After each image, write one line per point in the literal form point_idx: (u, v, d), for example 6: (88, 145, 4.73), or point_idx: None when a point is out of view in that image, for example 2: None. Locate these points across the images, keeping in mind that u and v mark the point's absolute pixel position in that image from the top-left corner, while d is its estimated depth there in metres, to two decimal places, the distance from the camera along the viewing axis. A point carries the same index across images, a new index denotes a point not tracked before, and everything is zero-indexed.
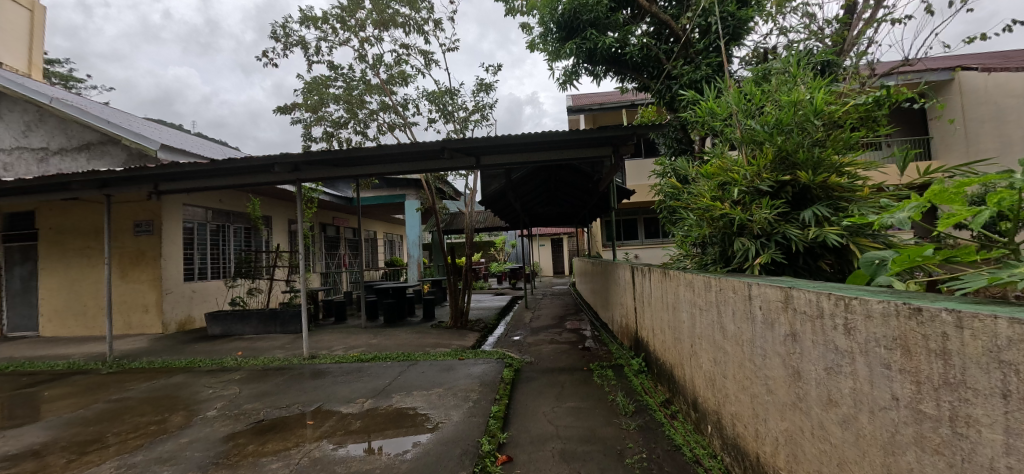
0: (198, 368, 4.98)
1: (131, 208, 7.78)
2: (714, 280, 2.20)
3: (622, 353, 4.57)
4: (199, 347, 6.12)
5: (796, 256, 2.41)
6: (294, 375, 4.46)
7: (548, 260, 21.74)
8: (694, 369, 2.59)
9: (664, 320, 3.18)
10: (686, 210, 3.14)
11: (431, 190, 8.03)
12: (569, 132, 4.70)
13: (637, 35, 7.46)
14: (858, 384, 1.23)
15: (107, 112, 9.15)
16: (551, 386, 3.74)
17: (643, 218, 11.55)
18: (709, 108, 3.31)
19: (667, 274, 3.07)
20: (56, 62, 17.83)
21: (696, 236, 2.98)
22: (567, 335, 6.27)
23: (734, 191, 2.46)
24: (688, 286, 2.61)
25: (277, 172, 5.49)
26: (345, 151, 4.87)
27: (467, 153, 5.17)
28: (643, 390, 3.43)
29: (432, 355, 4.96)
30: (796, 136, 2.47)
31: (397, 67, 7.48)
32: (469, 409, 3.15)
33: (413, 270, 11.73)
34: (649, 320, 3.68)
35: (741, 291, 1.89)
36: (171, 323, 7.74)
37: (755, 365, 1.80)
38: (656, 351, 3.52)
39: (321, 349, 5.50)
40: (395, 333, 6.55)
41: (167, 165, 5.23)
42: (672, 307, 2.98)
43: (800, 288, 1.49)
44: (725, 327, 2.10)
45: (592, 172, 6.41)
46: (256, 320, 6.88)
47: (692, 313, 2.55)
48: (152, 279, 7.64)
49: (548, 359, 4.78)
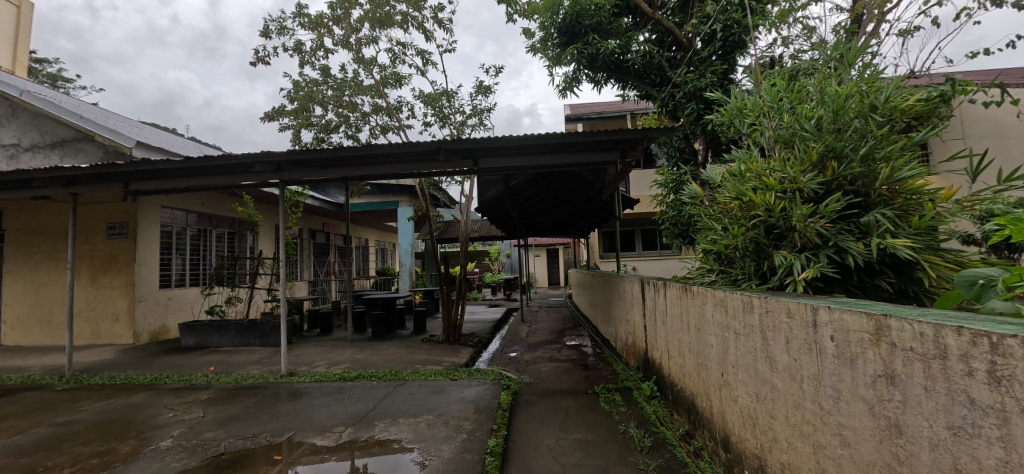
0: (162, 386, 4.52)
1: (105, 210, 7.31)
2: (758, 299, 1.86)
3: (630, 376, 4.18)
4: (168, 361, 5.65)
5: (848, 272, 2.12)
6: (268, 396, 4.02)
7: (543, 271, 21.38)
8: (725, 401, 2.24)
9: (684, 341, 2.84)
10: (712, 219, 2.86)
11: (425, 197, 7.64)
12: (571, 134, 4.36)
13: (640, 42, 7.22)
14: (1016, 457, 0.87)
15: (87, 109, 8.72)
16: (553, 414, 3.35)
17: (640, 230, 11.29)
18: (735, 108, 3.09)
19: (687, 289, 2.76)
20: (46, 61, 17.33)
21: (722, 246, 2.69)
22: (567, 351, 5.89)
23: (778, 195, 2.19)
24: (717, 304, 2.27)
25: (258, 172, 5.09)
26: (332, 150, 4.50)
27: (463, 156, 4.83)
28: (657, 420, 3.05)
29: (422, 374, 4.55)
30: (848, 134, 2.25)
31: (391, 68, 7.17)
32: (462, 442, 2.75)
33: (405, 280, 11.32)
34: (663, 341, 3.33)
35: (804, 315, 1.53)
36: (143, 333, 7.24)
37: (824, 411, 1.44)
38: (671, 376, 3.16)
39: (301, 365, 5.05)
40: (382, 347, 6.12)
41: (138, 162, 4.83)
42: (695, 328, 2.64)
43: (900, 316, 1.14)
44: (774, 357, 1.73)
45: (595, 180, 6.13)
46: (234, 331, 6.42)
47: (723, 337, 2.21)
48: (124, 286, 7.16)
49: (549, 380, 4.40)
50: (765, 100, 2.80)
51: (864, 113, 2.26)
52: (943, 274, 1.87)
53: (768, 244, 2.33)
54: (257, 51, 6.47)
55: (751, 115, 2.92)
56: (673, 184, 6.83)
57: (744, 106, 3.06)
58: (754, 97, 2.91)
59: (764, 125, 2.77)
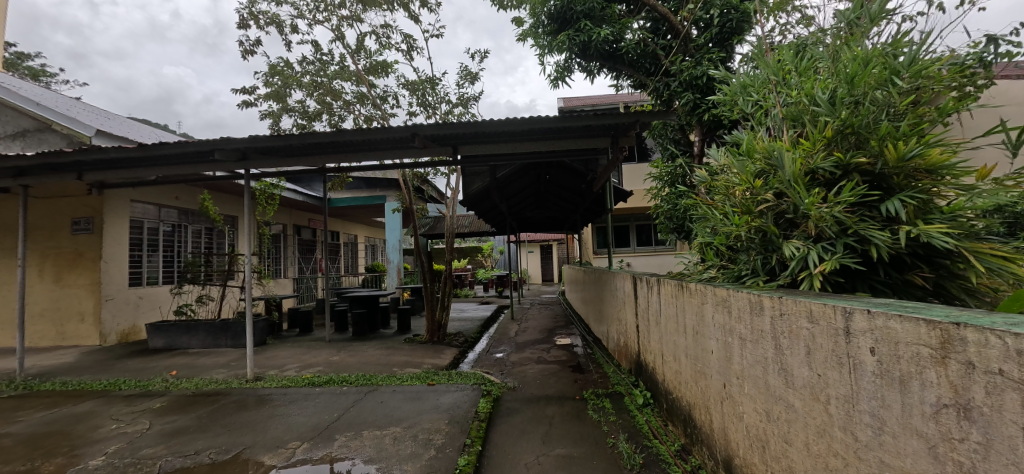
0: (117, 393, 4.16)
1: (69, 203, 6.89)
2: (769, 299, 1.54)
3: (621, 379, 3.88)
4: (131, 365, 5.28)
5: (873, 266, 1.80)
6: (227, 404, 3.68)
7: (536, 268, 21.07)
8: (728, 417, 1.93)
9: (680, 345, 2.52)
10: (712, 208, 2.54)
11: (409, 190, 7.23)
12: (561, 117, 4.00)
13: (635, 30, 6.88)
14: None
15: (54, 99, 8.27)
16: (536, 424, 3.03)
17: (635, 225, 11.00)
18: (739, 85, 2.77)
19: (684, 287, 2.44)
20: (27, 55, 16.63)
21: (723, 238, 2.37)
22: (556, 352, 5.58)
23: (788, 176, 1.89)
24: (719, 305, 1.96)
25: (219, 161, 4.68)
26: (298, 136, 4.12)
27: (442, 142, 4.47)
28: (650, 432, 2.74)
29: (398, 377, 4.23)
30: (866, 107, 1.96)
31: (376, 55, 6.74)
32: (429, 460, 2.43)
33: (393, 277, 10.98)
34: (656, 342, 3.03)
35: (834, 323, 1.22)
36: (110, 333, 6.85)
37: (861, 444, 1.14)
38: (665, 382, 2.86)
39: (270, 369, 4.70)
40: (362, 348, 5.79)
41: (88, 149, 4.43)
42: (693, 331, 2.32)
43: (988, 324, 0.84)
44: (791, 371, 1.43)
45: (586, 171, 5.81)
46: (204, 332, 6.07)
47: (725, 343, 1.90)
48: (90, 284, 6.75)
49: (534, 384, 4.08)
50: (771, 72, 2.50)
51: (886, 82, 1.97)
52: (990, 266, 1.56)
53: (775, 234, 2.02)
54: (242, 42, 5.92)
55: (757, 92, 2.61)
56: (668, 177, 6.48)
57: (748, 84, 2.75)
58: (760, 72, 2.60)
59: (770, 102, 2.47)
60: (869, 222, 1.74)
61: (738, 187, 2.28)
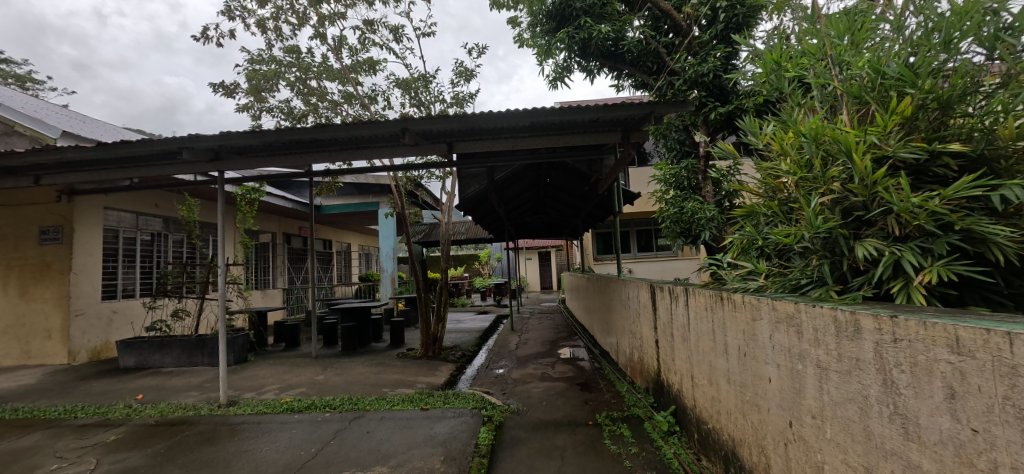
0: (70, 422, 3.70)
1: (36, 211, 6.42)
2: (872, 319, 1.16)
3: (638, 400, 3.48)
4: (95, 387, 4.81)
5: (986, 270, 1.45)
6: (192, 436, 3.24)
7: (536, 275, 20.69)
8: (796, 466, 1.52)
9: (719, 367, 2.13)
10: (753, 203, 2.15)
11: (401, 195, 6.77)
12: (567, 109, 3.62)
13: (636, 27, 6.54)
14: None
15: (21, 102, 7.77)
16: (546, 459, 2.61)
17: (635, 231, 10.67)
18: (774, 59, 2.40)
19: (724, 299, 2.04)
20: (11, 61, 16.01)
21: (772, 239, 1.97)
22: (561, 367, 5.16)
23: (875, 163, 1.50)
24: (784, 323, 1.56)
25: (188, 161, 4.24)
26: (274, 132, 3.73)
27: (434, 137, 4.04)
28: (683, 469, 2.33)
29: (388, 400, 3.79)
30: (956, 76, 1.61)
31: (363, 52, 6.36)
32: None
33: (387, 287, 10.55)
34: (684, 361, 2.63)
35: (1008, 359, 0.82)
36: (80, 351, 6.36)
37: None
38: (697, 408, 2.46)
39: (245, 392, 4.25)
40: (350, 365, 5.35)
41: (42, 149, 4.00)
42: (738, 352, 1.92)
43: None
44: (917, 420, 1.03)
45: (590, 171, 5.44)
46: (179, 349, 5.61)
47: (793, 371, 1.51)
48: (57, 298, 6.27)
49: (541, 405, 3.66)
50: (821, 40, 2.15)
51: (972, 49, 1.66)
52: None
53: (848, 233, 1.63)
54: (206, 29, 5.44)
55: (803, 64, 2.24)
56: (673, 180, 6.05)
57: (785, 58, 2.40)
58: (808, 41, 2.23)
59: (824, 77, 2.09)
60: (982, 219, 1.38)
61: (792, 177, 1.90)
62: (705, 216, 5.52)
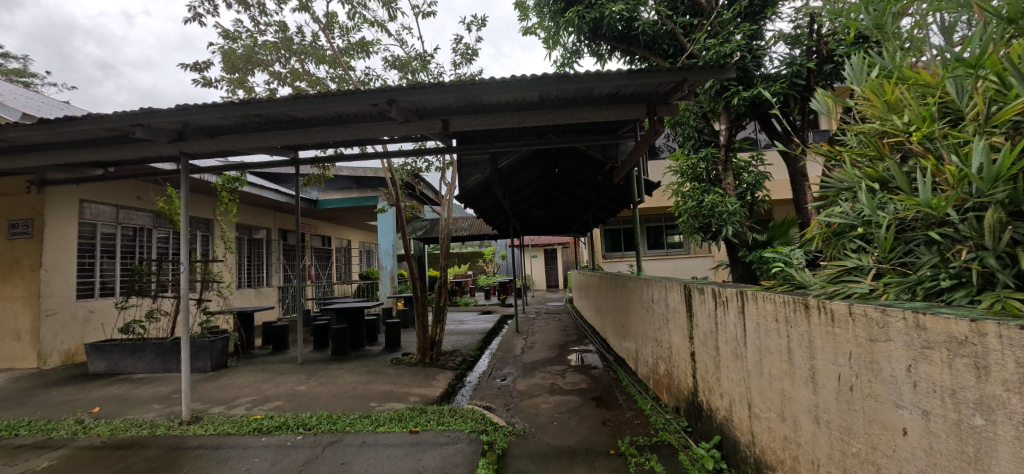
0: (8, 442, 3.20)
1: (4, 203, 5.94)
2: None
3: (669, 422, 2.91)
4: (52, 397, 4.31)
5: None
6: (137, 463, 2.72)
7: (541, 273, 20.24)
8: None
9: (801, 400, 1.56)
10: (849, 177, 1.60)
11: (396, 188, 6.14)
12: (582, 78, 3.03)
13: (652, 6, 5.91)
14: None
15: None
16: None
17: (645, 227, 10.05)
18: None
19: (811, 306, 1.48)
20: (8, 55, 15.57)
21: (881, 222, 1.42)
22: (572, 376, 4.61)
23: None
24: (946, 354, 1.00)
25: (147, 141, 3.71)
26: (238, 103, 3.18)
27: (421, 110, 3.47)
28: None
29: (373, 418, 3.27)
30: None
31: (354, 31, 5.80)
32: None
33: (384, 285, 10.04)
34: (737, 383, 2.06)
35: None
36: (51, 355, 5.89)
37: None
38: (759, 447, 1.88)
39: (213, 406, 3.73)
40: (338, 373, 4.83)
41: None
42: (839, 385, 1.36)
43: None
44: None
45: (604, 159, 4.89)
46: (152, 353, 5.13)
47: (973, 432, 0.95)
48: (26, 297, 5.79)
49: (552, 427, 3.09)
50: None
51: None
52: None
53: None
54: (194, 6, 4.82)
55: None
56: (689, 172, 5.43)
57: None
58: None
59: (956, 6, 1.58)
60: None
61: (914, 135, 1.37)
62: (726, 209, 4.92)
